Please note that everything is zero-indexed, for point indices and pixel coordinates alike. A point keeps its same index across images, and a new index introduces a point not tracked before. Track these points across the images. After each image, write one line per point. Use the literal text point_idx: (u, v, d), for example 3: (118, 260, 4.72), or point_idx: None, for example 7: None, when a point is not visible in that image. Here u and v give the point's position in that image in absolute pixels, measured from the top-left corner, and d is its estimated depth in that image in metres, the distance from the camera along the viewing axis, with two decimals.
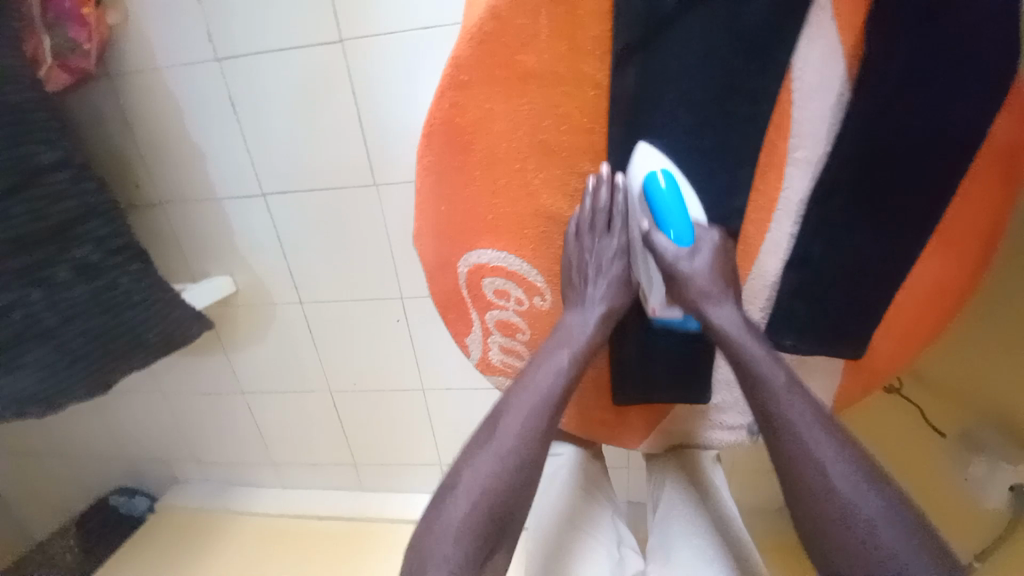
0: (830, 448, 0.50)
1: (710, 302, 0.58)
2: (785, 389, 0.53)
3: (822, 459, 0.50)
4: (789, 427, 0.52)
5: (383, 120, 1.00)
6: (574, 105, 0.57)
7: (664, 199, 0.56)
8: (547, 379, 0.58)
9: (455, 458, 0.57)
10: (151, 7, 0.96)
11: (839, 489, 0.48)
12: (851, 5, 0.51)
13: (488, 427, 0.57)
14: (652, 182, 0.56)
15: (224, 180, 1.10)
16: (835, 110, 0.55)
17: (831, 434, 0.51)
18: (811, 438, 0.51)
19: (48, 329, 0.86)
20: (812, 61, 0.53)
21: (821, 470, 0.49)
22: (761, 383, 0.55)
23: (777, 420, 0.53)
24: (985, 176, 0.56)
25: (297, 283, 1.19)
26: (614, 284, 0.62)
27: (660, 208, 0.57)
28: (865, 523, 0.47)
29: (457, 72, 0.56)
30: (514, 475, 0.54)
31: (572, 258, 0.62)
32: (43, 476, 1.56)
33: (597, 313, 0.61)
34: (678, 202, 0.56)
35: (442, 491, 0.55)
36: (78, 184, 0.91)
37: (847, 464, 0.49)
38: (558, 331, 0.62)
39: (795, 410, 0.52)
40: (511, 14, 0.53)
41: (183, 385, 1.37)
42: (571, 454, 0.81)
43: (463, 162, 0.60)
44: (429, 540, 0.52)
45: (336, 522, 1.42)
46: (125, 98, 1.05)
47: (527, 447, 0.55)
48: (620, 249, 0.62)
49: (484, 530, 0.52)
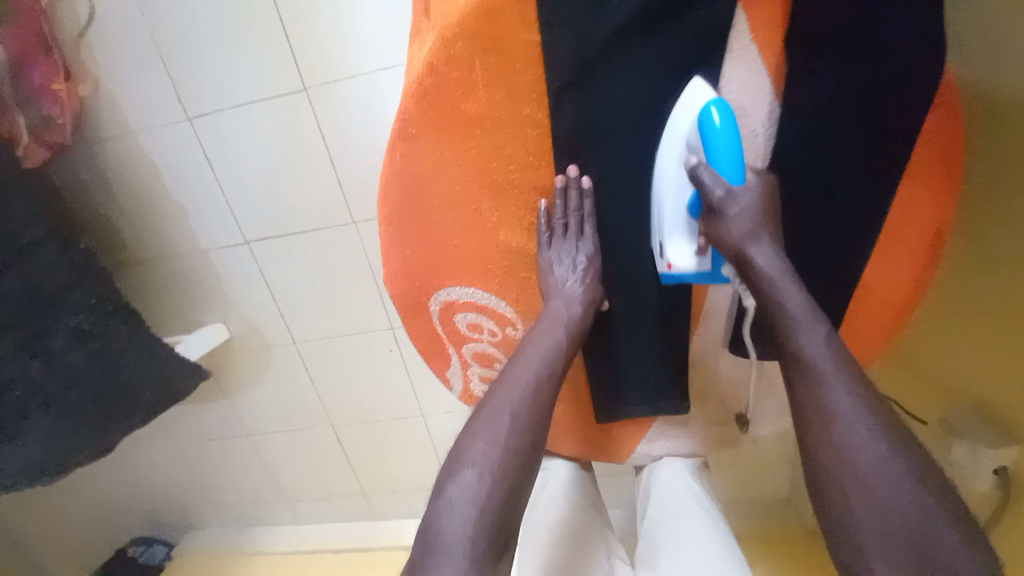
0: (850, 401, 0.48)
1: (752, 243, 0.54)
2: (815, 337, 0.50)
3: (839, 412, 0.48)
4: (808, 376, 0.50)
5: (355, 160, 1.02)
6: (518, 146, 0.59)
7: (717, 135, 0.51)
8: (534, 367, 0.60)
9: (459, 430, 0.57)
10: (121, 77, 0.99)
11: (838, 429, 0.48)
12: (767, 26, 0.53)
13: (491, 396, 0.58)
14: (708, 115, 0.51)
15: (208, 232, 1.13)
16: (768, 127, 0.57)
17: (847, 375, 0.49)
18: (833, 394, 0.49)
19: (50, 397, 0.91)
20: (739, 83, 0.55)
21: (829, 409, 0.48)
22: (792, 340, 0.52)
23: (795, 362, 0.51)
24: (926, 173, 0.57)
25: (288, 324, 1.21)
26: (591, 274, 0.63)
27: (710, 144, 0.52)
28: (855, 458, 0.47)
29: (405, 125, 0.59)
30: (521, 443, 0.55)
31: (550, 250, 0.64)
32: (63, 533, 1.59)
33: (580, 297, 0.63)
34: (734, 136, 0.52)
35: (450, 464, 0.55)
36: (66, 255, 0.93)
37: (856, 403, 0.48)
38: (546, 317, 0.64)
39: (814, 350, 0.50)
40: (447, 68, 0.56)
41: (190, 433, 1.40)
42: (561, 467, 0.82)
43: (421, 207, 0.63)
44: (442, 510, 0.52)
45: (351, 552, 1.43)
46: (104, 165, 1.08)
47: (530, 415, 0.57)
48: (593, 245, 0.64)
49: (498, 498, 0.52)
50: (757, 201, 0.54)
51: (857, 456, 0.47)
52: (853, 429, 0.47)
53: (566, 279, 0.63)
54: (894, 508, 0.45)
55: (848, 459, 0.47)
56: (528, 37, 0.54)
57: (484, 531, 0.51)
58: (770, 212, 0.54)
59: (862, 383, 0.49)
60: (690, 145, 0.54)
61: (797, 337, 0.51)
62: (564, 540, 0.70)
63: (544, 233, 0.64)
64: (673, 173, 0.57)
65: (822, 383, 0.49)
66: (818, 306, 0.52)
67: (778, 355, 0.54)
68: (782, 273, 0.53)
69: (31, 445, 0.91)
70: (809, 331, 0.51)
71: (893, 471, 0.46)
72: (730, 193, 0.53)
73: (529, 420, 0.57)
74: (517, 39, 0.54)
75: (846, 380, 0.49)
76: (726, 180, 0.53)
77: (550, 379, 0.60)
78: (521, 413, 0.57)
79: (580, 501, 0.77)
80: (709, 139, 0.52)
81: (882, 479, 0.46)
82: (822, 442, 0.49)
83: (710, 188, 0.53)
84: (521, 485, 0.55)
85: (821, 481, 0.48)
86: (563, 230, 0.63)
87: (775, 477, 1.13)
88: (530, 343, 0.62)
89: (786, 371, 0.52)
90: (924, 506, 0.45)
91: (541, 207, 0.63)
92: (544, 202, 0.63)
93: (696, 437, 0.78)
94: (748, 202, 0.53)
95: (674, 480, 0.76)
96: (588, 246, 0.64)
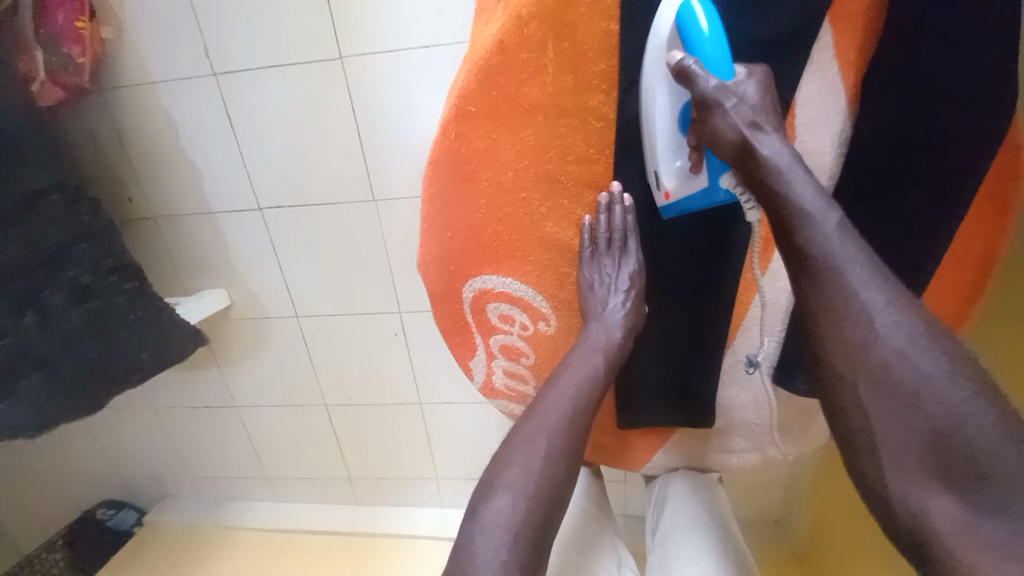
0: (883, 312, 0.42)
1: (756, 132, 0.47)
2: (834, 234, 0.44)
3: (879, 327, 0.42)
4: (836, 290, 0.44)
5: (384, 136, 0.99)
6: (578, 137, 0.57)
7: (705, 39, 0.47)
8: (570, 395, 0.60)
9: (494, 454, 0.59)
10: (148, 25, 0.95)
11: (872, 334, 0.42)
12: (853, 43, 0.50)
13: (528, 419, 0.59)
14: (693, 13, 0.47)
15: (220, 195, 1.09)
16: (838, 145, 0.54)
17: (875, 274, 0.43)
18: (858, 293, 0.43)
19: (41, 357, 0.86)
20: (812, 98, 0.52)
21: (860, 311, 0.43)
22: (807, 232, 0.45)
23: (814, 260, 0.45)
24: (991, 215, 0.53)
25: (293, 300, 1.18)
26: (634, 298, 0.62)
27: (699, 47, 0.47)
28: (884, 366, 0.41)
29: (464, 103, 0.58)
30: (554, 470, 0.56)
31: (591, 266, 0.63)
32: (34, 490, 1.53)
33: (620, 323, 0.62)
34: (720, 35, 0.48)
35: (483, 488, 0.56)
36: (73, 206, 0.89)
37: (891, 307, 0.42)
38: (583, 340, 0.63)
39: (839, 251, 0.44)
40: (518, 48, 0.54)
41: (177, 400, 1.35)
42: (585, 476, 0.82)
43: (467, 191, 0.61)
44: (475, 531, 0.52)
45: (332, 537, 1.39)
46: (118, 114, 1.04)
47: (566, 444, 0.58)
48: (636, 263, 0.63)
49: (530, 525, 0.53)
50: (757, 90, 0.48)
51: (906, 370, 0.40)
52: (895, 343, 0.41)
53: (607, 299, 0.62)
54: (957, 426, 0.38)
55: (872, 367, 0.42)
56: (605, 26, 0.52)
57: (515, 558, 0.51)
58: (770, 104, 0.48)
59: (899, 286, 0.43)
60: (668, 47, 0.50)
61: (818, 245, 0.45)
62: (570, 545, 0.70)
63: (588, 249, 0.63)
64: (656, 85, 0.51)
65: (856, 292, 0.43)
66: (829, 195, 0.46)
67: (792, 269, 0.47)
68: (791, 161, 0.46)
69: (20, 405, 0.85)
70: (831, 237, 0.44)
71: (957, 378, 0.39)
72: (723, 85, 0.47)
73: (563, 446, 0.58)
74: (593, 28, 0.52)
75: (874, 280, 0.43)
76: (715, 74, 0.48)
77: (586, 409, 0.60)
78: (556, 441, 0.57)
79: (597, 514, 0.77)
80: (696, 42, 0.47)
81: (934, 392, 0.39)
82: (857, 365, 0.43)
83: (701, 81, 0.47)
84: (553, 507, 0.56)
85: (858, 402, 0.43)
86: (606, 245, 0.62)
87: (768, 495, 1.15)
88: (568, 367, 0.61)
89: (805, 288, 0.46)
90: (990, 413, 0.38)
91: (585, 224, 0.62)
92: (588, 217, 0.62)
93: (713, 458, 0.77)
94: (747, 91, 0.47)
95: (685, 503, 0.77)
96: (632, 264, 0.62)
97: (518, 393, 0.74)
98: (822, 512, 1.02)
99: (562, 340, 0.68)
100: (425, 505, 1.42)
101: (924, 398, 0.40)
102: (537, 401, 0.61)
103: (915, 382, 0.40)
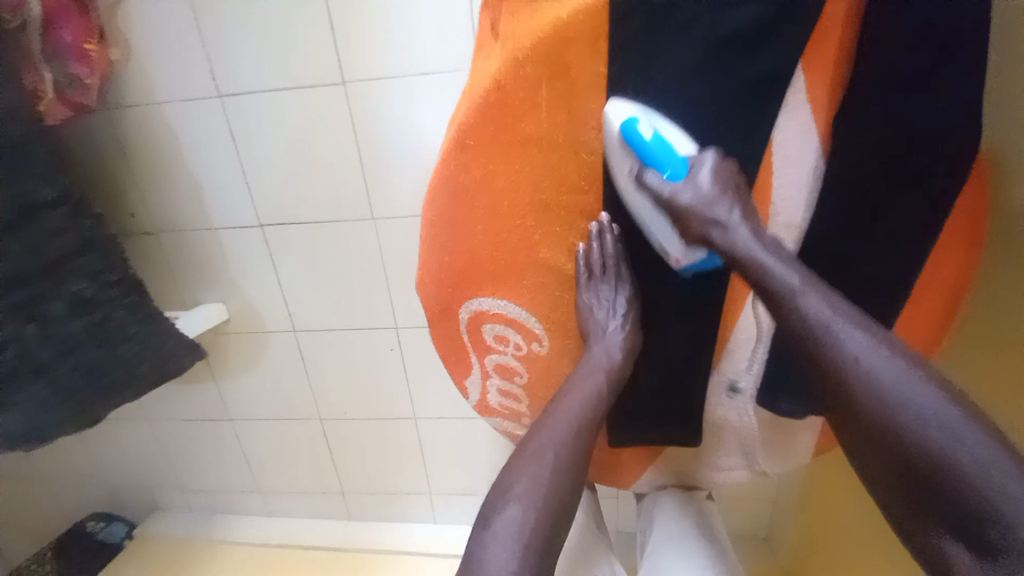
0: (857, 365, 0.46)
1: (715, 225, 0.55)
2: (810, 298, 0.49)
3: (854, 379, 0.46)
4: (820, 351, 0.48)
5: (382, 155, 1.02)
6: (572, 169, 0.60)
7: (653, 147, 0.55)
8: (571, 414, 0.62)
9: (502, 468, 0.61)
10: (157, 47, 0.98)
11: (855, 389, 0.46)
12: (824, 89, 0.53)
13: (533, 439, 0.61)
14: (636, 129, 0.54)
15: (221, 211, 1.11)
16: (814, 181, 0.56)
17: (851, 327, 0.47)
18: (834, 347, 0.47)
19: (43, 364, 0.88)
20: (790, 136, 0.54)
21: (842, 369, 0.47)
22: (787, 301, 0.50)
23: (795, 327, 0.50)
24: (953, 245, 0.56)
25: (290, 313, 1.19)
26: (630, 322, 0.65)
27: (650, 155, 0.55)
28: (868, 418, 0.45)
29: (463, 136, 0.61)
30: (561, 484, 0.59)
31: (589, 291, 0.65)
32: (24, 501, 1.52)
33: (620, 345, 0.65)
34: (665, 139, 0.55)
35: (496, 498, 0.58)
36: (76, 220, 0.91)
37: (870, 359, 0.46)
38: (585, 362, 0.66)
39: (813, 312, 0.49)
40: (515, 87, 0.58)
41: (172, 413, 1.35)
42: (588, 496, 0.84)
43: (465, 216, 0.64)
44: (488, 540, 0.54)
45: (324, 551, 1.39)
46: (124, 131, 1.06)
47: (570, 459, 0.60)
48: (630, 288, 0.65)
49: (541, 533, 0.55)
50: (715, 176, 0.54)
51: (903, 417, 0.43)
52: (872, 394, 0.45)
53: (607, 322, 0.65)
54: (958, 465, 0.40)
55: (858, 419, 0.46)
56: (596, 70, 0.56)
57: (525, 566, 0.53)
58: (727, 187, 0.54)
59: (880, 332, 0.48)
60: (623, 154, 0.57)
61: (803, 303, 0.49)
62: (568, 559, 0.71)
63: (584, 274, 0.65)
64: (626, 186, 0.59)
65: (835, 341, 0.47)
66: (795, 261, 0.52)
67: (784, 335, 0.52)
68: (752, 243, 0.53)
69: (18, 414, 0.87)
70: (808, 294, 0.49)
71: (952, 419, 0.42)
72: (676, 188, 0.56)
73: (567, 462, 0.60)
74: (585, 70, 0.56)
75: (850, 333, 0.47)
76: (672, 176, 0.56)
77: (588, 426, 0.62)
78: (563, 454, 0.60)
79: (598, 533, 0.78)
80: (648, 151, 0.55)
81: (916, 438, 0.42)
82: (848, 419, 0.47)
83: (657, 189, 0.57)
84: (558, 521, 0.58)
85: (865, 459, 0.46)
86: (601, 270, 0.64)
87: (757, 511, 1.18)
88: (569, 387, 0.64)
89: (797, 349, 0.50)
90: (992, 449, 0.40)
91: (580, 251, 0.65)
92: (582, 243, 0.65)
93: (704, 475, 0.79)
94: (700, 187, 0.54)
95: (677, 519, 0.79)
96: (627, 288, 0.65)
97: (512, 411, 0.76)
98: (808, 531, 1.04)
99: (556, 361, 0.71)
100: (420, 520, 1.42)
101: (924, 445, 0.42)
102: (542, 418, 0.63)
103: (909, 424, 0.43)
